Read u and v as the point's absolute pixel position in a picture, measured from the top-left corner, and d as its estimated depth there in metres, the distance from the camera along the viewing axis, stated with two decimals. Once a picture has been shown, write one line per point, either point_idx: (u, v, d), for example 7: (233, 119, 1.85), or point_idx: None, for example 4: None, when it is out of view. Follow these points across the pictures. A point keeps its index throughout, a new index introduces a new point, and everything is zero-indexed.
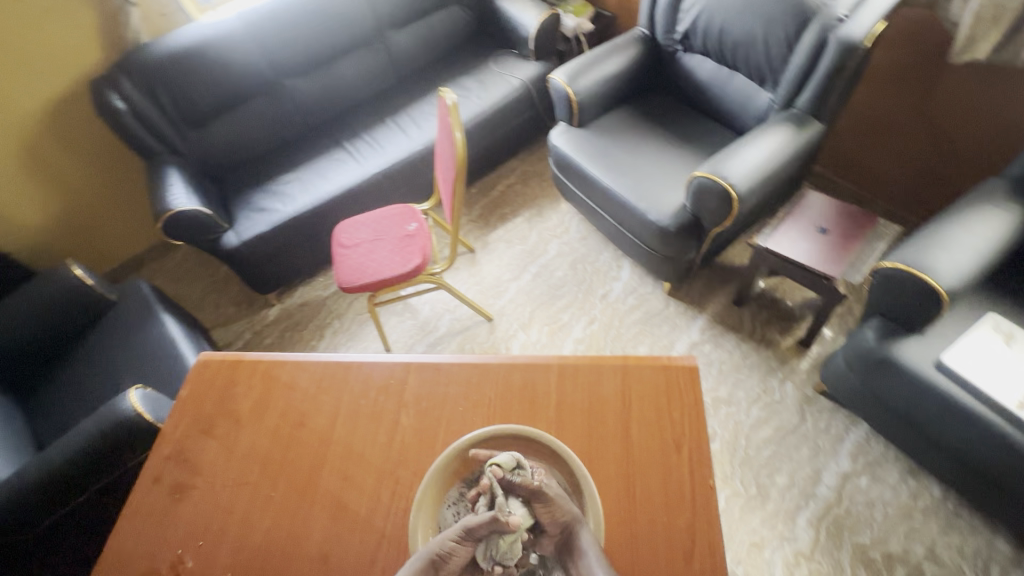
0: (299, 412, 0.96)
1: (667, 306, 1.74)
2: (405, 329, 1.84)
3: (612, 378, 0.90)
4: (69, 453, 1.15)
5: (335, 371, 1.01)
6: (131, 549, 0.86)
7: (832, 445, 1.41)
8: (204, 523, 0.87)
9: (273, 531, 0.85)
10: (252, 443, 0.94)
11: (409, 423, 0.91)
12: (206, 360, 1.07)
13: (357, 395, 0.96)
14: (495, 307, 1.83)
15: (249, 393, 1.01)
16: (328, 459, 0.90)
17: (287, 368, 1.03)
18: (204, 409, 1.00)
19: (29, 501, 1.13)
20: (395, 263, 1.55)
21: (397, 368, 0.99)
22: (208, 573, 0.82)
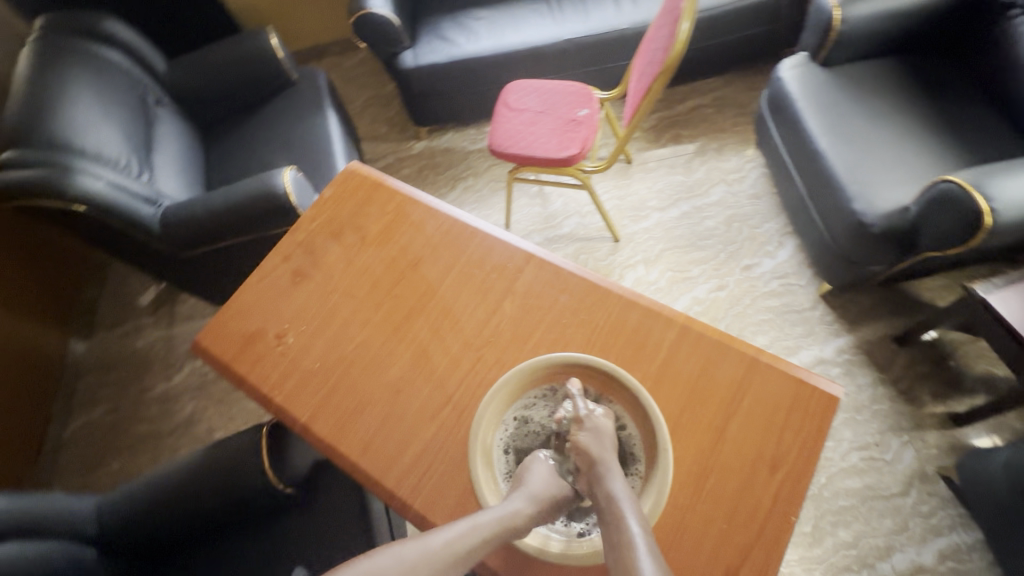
0: (416, 255, 0.98)
1: (813, 308, 1.51)
2: (531, 214, 1.79)
3: (735, 366, 0.80)
4: (228, 204, 1.32)
5: (461, 231, 0.99)
6: (252, 306, 0.98)
7: (923, 533, 1.23)
8: (310, 313, 0.95)
9: (361, 347, 0.91)
10: (368, 263, 0.99)
11: (510, 311, 0.89)
12: (354, 171, 1.10)
13: (473, 263, 0.95)
14: (626, 231, 1.70)
15: (380, 217, 1.04)
16: (427, 309, 0.92)
17: (421, 210, 1.03)
18: (339, 215, 1.05)
19: (189, 228, 1.32)
20: (553, 147, 1.44)
21: (519, 254, 0.95)
22: (301, 355, 0.92)
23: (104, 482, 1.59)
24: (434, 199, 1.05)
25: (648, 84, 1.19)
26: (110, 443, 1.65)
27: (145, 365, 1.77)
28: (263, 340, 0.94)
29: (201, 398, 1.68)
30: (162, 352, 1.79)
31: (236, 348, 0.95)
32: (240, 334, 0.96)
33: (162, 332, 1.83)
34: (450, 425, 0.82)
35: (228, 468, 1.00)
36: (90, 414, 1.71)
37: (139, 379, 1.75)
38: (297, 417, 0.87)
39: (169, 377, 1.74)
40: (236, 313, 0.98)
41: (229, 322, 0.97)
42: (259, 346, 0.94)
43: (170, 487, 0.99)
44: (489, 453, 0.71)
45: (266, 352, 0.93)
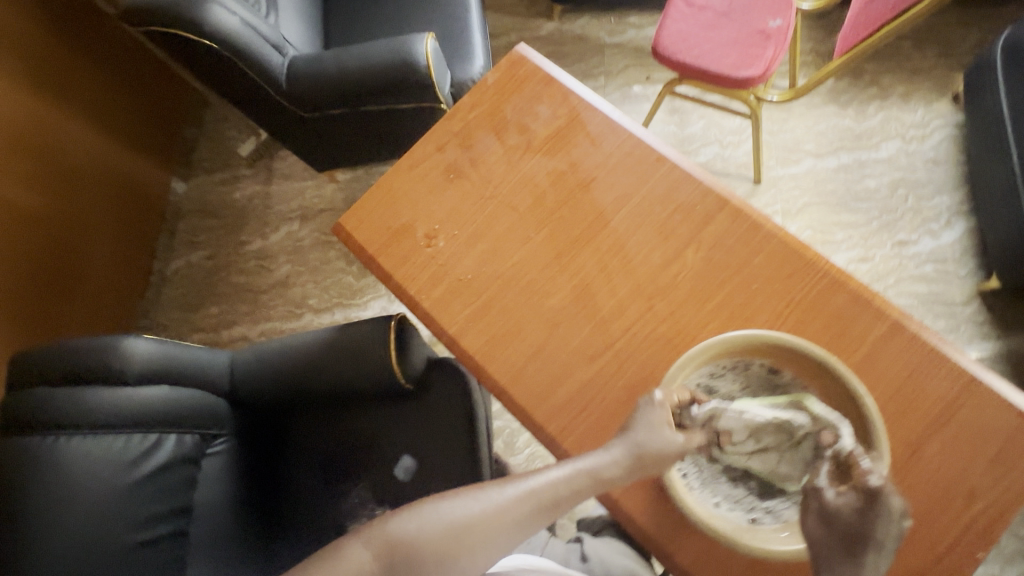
0: (589, 175, 0.86)
1: (966, 304, 1.35)
2: (664, 133, 1.59)
3: (947, 380, 0.70)
4: (361, 67, 1.19)
5: (644, 156, 0.86)
6: (399, 197, 0.90)
7: (1012, 552, 1.20)
8: (464, 219, 0.87)
9: (518, 268, 0.83)
10: (532, 173, 0.88)
11: (690, 261, 0.80)
12: (524, 57, 0.95)
13: (654, 197, 0.83)
14: (771, 173, 1.51)
15: (551, 120, 0.90)
16: (595, 240, 0.83)
17: (599, 121, 0.89)
18: (503, 109, 0.92)
19: (316, 87, 1.21)
20: (731, 63, 1.21)
21: (710, 198, 0.82)
22: (452, 262, 0.86)
23: (203, 322, 1.68)
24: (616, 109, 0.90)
25: (894, 10, 0.95)
26: (208, 287, 1.71)
27: (241, 217, 1.77)
28: (411, 237, 0.88)
29: (296, 263, 1.68)
30: (259, 208, 1.77)
31: (381, 239, 0.89)
32: (387, 225, 0.89)
33: (259, 187, 1.80)
34: (610, 371, 0.76)
35: (352, 351, 1.01)
36: (189, 256, 1.75)
37: (237, 231, 1.76)
38: (444, 327, 0.83)
39: (265, 235, 1.73)
40: (382, 202, 0.91)
41: (373, 210, 0.90)
42: (406, 242, 0.88)
43: (295, 359, 1.01)
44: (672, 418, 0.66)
45: (413, 250, 0.87)
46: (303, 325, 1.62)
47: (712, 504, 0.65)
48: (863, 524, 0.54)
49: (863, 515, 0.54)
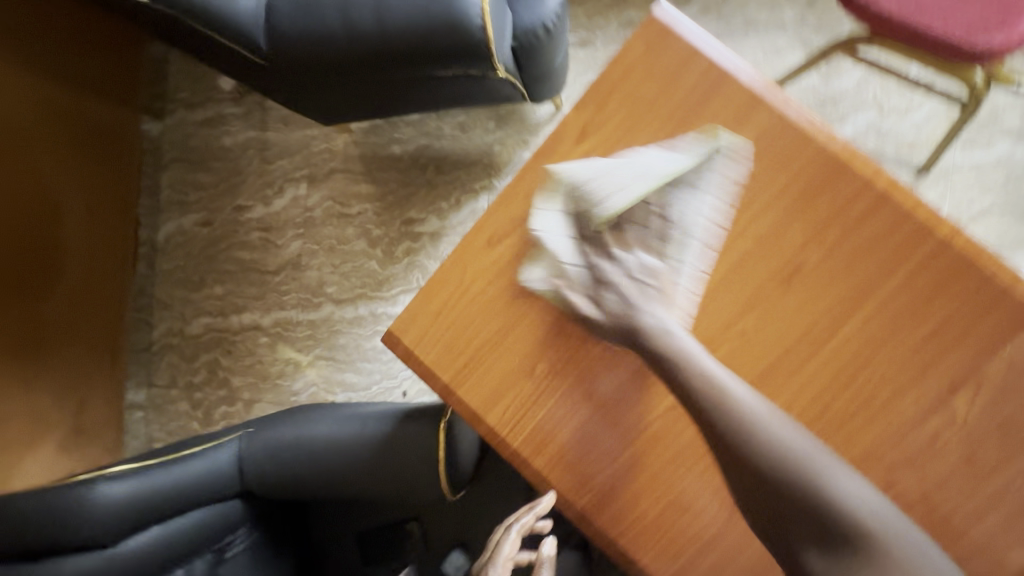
0: (790, 255, 0.53)
1: None
2: (798, 86, 1.13)
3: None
4: (378, 19, 0.77)
5: (892, 240, 0.52)
6: (485, 293, 0.59)
7: None
8: (584, 333, 0.57)
9: (670, 418, 0.56)
10: (701, 251, 0.55)
11: (967, 432, 0.51)
12: (683, 47, 0.55)
13: (885, 287, 0.52)
14: (945, 161, 1.09)
15: (722, 166, 0.54)
16: (802, 368, 0.53)
17: (800, 156, 0.53)
18: (638, 144, 0.56)
19: (310, 48, 0.80)
20: (963, 24, 0.77)
21: (994, 323, 0.50)
22: (574, 410, 0.57)
23: (207, 305, 1.43)
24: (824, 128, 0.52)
25: None
26: (210, 261, 1.44)
27: (236, 172, 1.43)
28: (525, 378, 0.58)
29: (308, 238, 1.38)
30: (256, 162, 1.42)
31: (462, 356, 0.60)
32: (472, 336, 0.59)
33: (253, 132, 1.43)
34: None
35: (396, 457, 0.78)
36: (181, 221, 1.45)
37: (233, 190, 1.43)
38: (573, 494, 0.57)
39: (267, 198, 1.41)
40: (460, 302, 0.60)
41: (447, 311, 0.60)
42: (509, 358, 0.59)
43: (314, 458, 0.79)
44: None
45: (516, 370, 0.58)
46: (323, 318, 1.37)
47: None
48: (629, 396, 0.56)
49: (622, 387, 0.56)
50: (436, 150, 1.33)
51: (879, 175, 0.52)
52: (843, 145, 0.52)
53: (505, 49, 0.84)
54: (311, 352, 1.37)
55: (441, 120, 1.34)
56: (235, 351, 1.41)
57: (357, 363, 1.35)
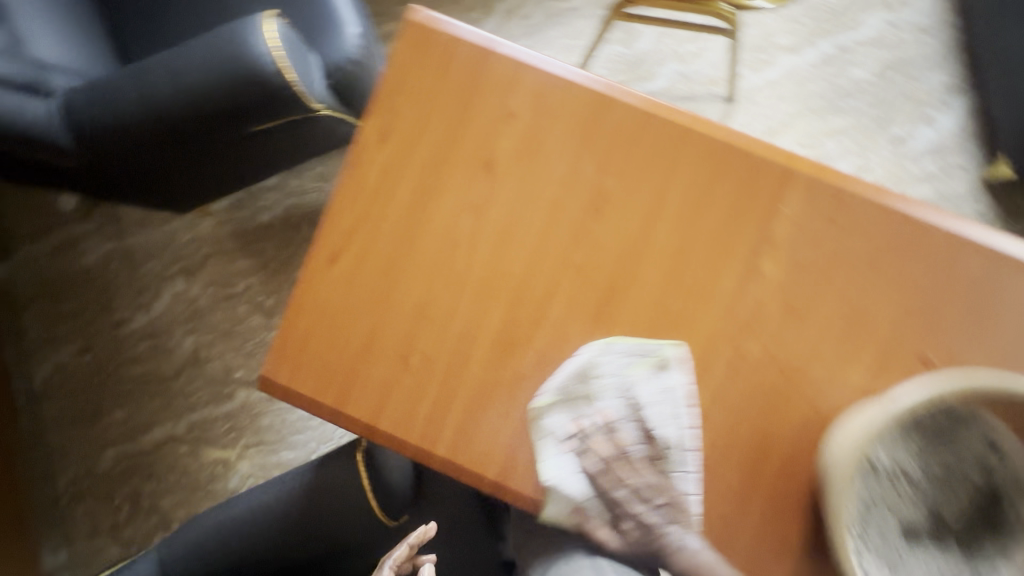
0: (590, 187, 0.59)
1: (970, 195, 1.20)
2: (607, 56, 1.25)
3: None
4: (180, 94, 0.78)
5: (667, 148, 0.59)
6: (341, 310, 0.61)
7: None
8: (442, 314, 0.60)
9: (542, 363, 0.59)
10: (517, 208, 0.59)
11: (780, 288, 0.57)
12: (443, 38, 0.60)
13: (674, 189, 0.58)
14: (746, 85, 1.24)
15: (510, 129, 0.60)
16: (634, 280, 0.58)
17: (568, 102, 0.59)
18: (433, 132, 0.60)
19: (120, 139, 0.79)
20: None
21: (768, 191, 0.58)
22: (456, 387, 0.59)
23: (111, 433, 1.33)
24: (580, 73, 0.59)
25: None
26: (101, 387, 1.34)
27: (104, 289, 1.36)
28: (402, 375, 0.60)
29: (200, 331, 1.33)
30: (123, 273, 1.36)
31: (339, 376, 0.60)
32: (341, 354, 0.60)
33: (111, 244, 1.37)
34: (716, 451, 0.57)
35: (325, 505, 0.76)
36: (58, 357, 1.35)
37: (106, 308, 1.35)
38: (480, 464, 0.59)
39: (146, 305, 1.35)
40: (320, 326, 0.61)
41: (310, 339, 0.61)
42: (382, 363, 0.60)
43: (249, 536, 0.77)
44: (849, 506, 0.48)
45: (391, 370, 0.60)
46: (240, 406, 1.32)
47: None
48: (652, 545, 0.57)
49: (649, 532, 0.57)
50: (305, 206, 1.33)
51: (638, 99, 0.59)
52: (601, 83, 0.60)
53: (320, 89, 0.87)
54: (238, 444, 1.31)
55: (301, 177, 1.35)
56: (155, 471, 1.32)
57: (289, 438, 1.31)
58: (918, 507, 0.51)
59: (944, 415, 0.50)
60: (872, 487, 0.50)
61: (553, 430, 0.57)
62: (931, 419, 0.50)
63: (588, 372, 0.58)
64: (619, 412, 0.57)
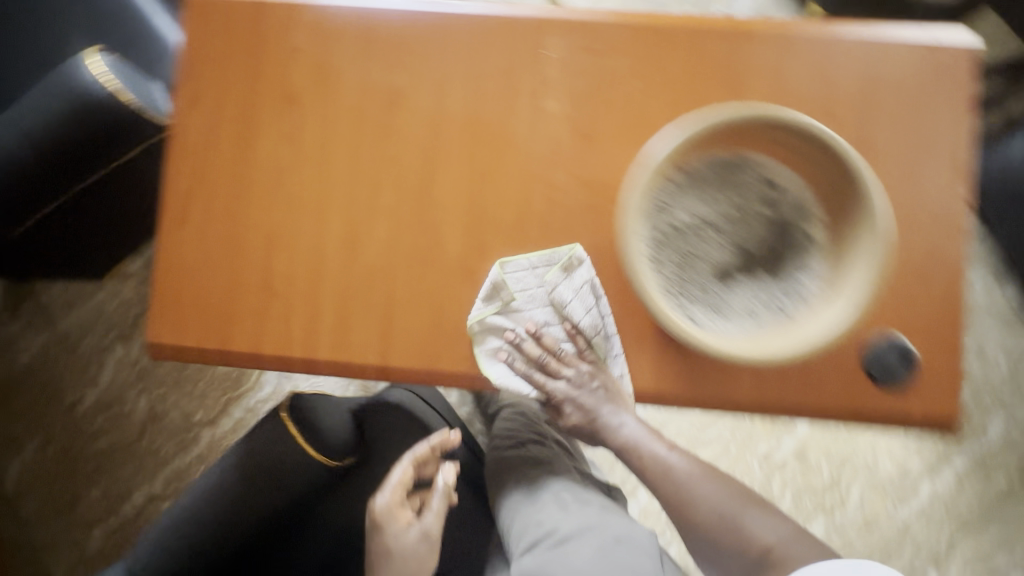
0: (383, 88, 0.66)
1: None
2: None
3: (857, 84, 0.63)
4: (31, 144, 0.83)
5: (437, 34, 0.66)
6: (201, 262, 0.66)
7: None
8: (291, 236, 0.66)
9: (390, 249, 0.65)
10: (325, 125, 0.66)
11: (566, 118, 0.64)
12: (219, 3, 0.67)
13: (452, 66, 0.66)
14: None
15: (300, 61, 0.67)
16: (443, 152, 0.65)
17: (342, 23, 0.67)
18: (235, 84, 0.67)
19: None
20: None
21: (531, 42, 0.65)
22: (322, 295, 0.65)
23: (93, 513, 1.35)
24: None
25: None
26: (72, 472, 1.36)
27: (50, 380, 1.39)
28: (271, 300, 0.65)
29: (151, 388, 1.37)
30: (62, 359, 1.39)
31: (217, 320, 0.65)
32: (213, 300, 0.65)
33: (44, 336, 1.40)
34: None
35: (269, 461, 0.79)
36: (23, 457, 1.37)
37: (56, 396, 1.38)
38: (363, 354, 0.64)
39: (93, 380, 1.38)
40: (187, 282, 0.66)
41: (182, 297, 0.66)
42: (250, 297, 0.65)
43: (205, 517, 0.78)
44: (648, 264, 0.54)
45: (261, 298, 0.65)
46: (209, 445, 1.35)
47: (752, 334, 0.55)
48: (595, 432, 0.66)
49: (587, 421, 0.66)
50: None
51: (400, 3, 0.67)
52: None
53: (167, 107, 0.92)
54: None
55: None
56: None
57: None
58: (722, 246, 0.58)
59: (721, 162, 0.58)
60: (672, 241, 0.58)
61: (495, 367, 0.63)
62: (709, 168, 0.58)
63: (504, 286, 0.62)
64: (537, 318, 0.64)
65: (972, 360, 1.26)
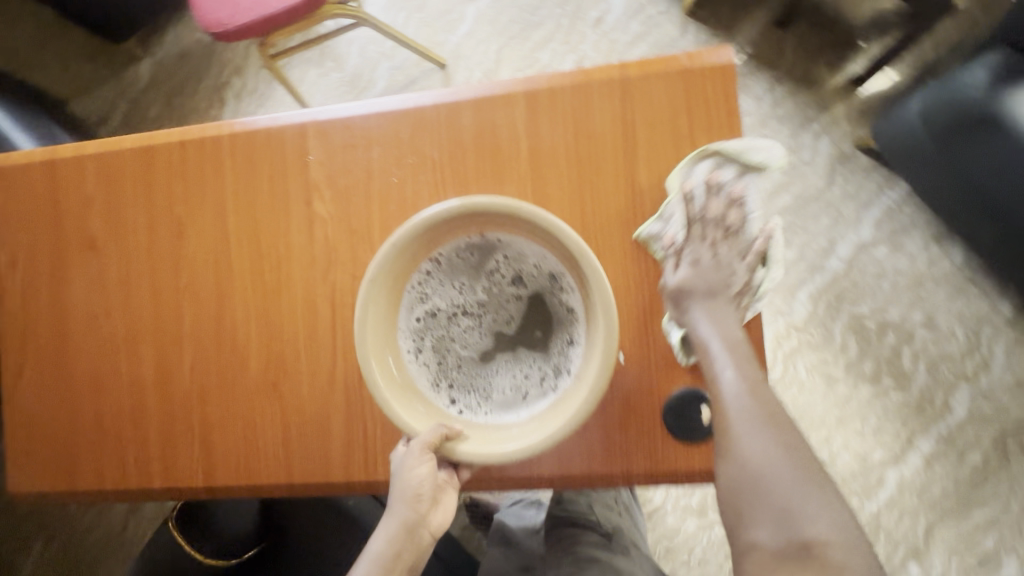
0: (168, 218, 0.68)
1: (684, 34, 1.26)
2: (329, 85, 1.35)
3: (617, 131, 0.61)
4: None
5: (207, 156, 0.68)
6: (43, 411, 0.71)
7: (858, 212, 1.20)
8: (112, 373, 0.69)
9: (199, 371, 0.68)
10: (125, 263, 0.69)
11: (337, 220, 0.65)
12: (15, 166, 0.71)
13: (226, 184, 0.67)
14: (449, 46, 1.32)
15: (92, 206, 0.70)
16: (231, 270, 0.67)
17: (123, 162, 0.69)
18: (43, 239, 0.71)
19: None
20: None
21: (295, 147, 0.66)
22: (146, 425, 0.68)
23: None
24: (122, 136, 0.70)
25: None
26: None
27: None
28: (103, 437, 0.69)
29: None
30: None
31: (63, 462, 0.70)
32: (57, 444, 0.70)
33: None
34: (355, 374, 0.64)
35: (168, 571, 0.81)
36: None
37: None
38: (189, 477, 0.67)
39: None
40: (31, 431, 0.71)
41: (31, 446, 0.71)
42: (86, 437, 0.69)
43: None
44: (394, 370, 0.51)
45: (94, 436, 0.69)
46: None
47: (514, 419, 0.53)
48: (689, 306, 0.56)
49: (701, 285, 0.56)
50: None
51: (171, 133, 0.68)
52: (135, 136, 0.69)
53: None
54: None
55: None
56: None
57: None
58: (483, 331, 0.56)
59: (470, 246, 0.55)
60: (434, 333, 0.56)
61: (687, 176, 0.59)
62: (460, 253, 0.55)
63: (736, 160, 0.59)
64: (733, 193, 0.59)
65: (922, 333, 1.17)
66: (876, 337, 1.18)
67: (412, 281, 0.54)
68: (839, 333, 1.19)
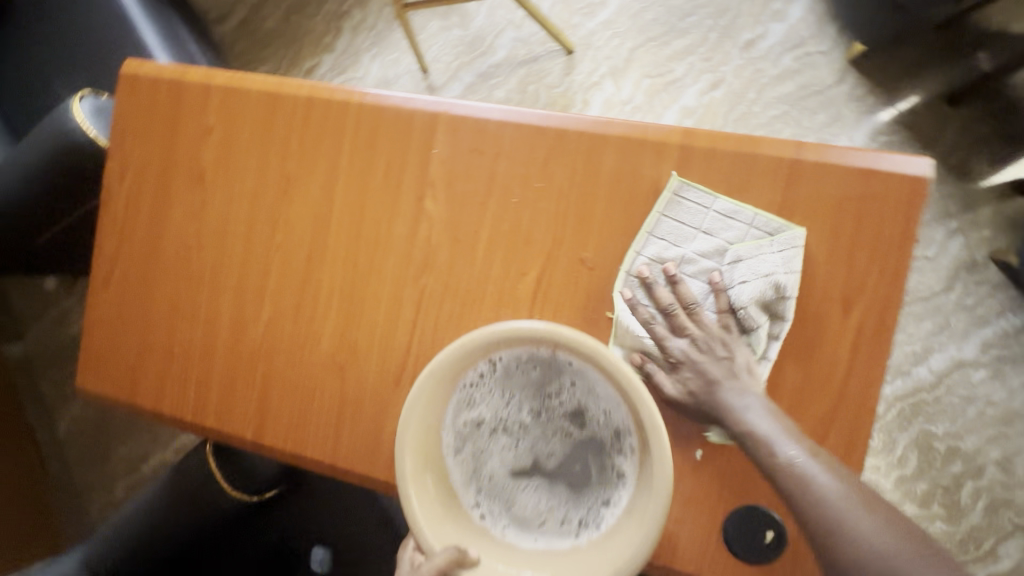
0: (278, 172, 0.67)
1: (838, 84, 1.14)
2: (448, 42, 1.29)
3: (767, 216, 0.55)
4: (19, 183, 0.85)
5: (331, 120, 0.65)
6: (120, 321, 0.73)
7: (967, 327, 1.10)
8: (191, 306, 0.70)
9: (272, 331, 0.67)
10: (228, 205, 0.69)
11: (446, 224, 0.62)
12: (146, 77, 0.70)
13: (343, 154, 0.65)
14: (582, 32, 1.24)
15: (209, 138, 0.69)
16: (327, 242, 0.66)
17: (247, 102, 0.67)
18: (156, 158, 0.71)
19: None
20: None
21: (422, 135, 0.62)
22: (211, 366, 0.69)
23: None
24: (253, 76, 0.67)
25: None
26: None
27: None
28: (169, 364, 0.71)
29: None
30: None
31: (128, 375, 0.72)
32: (127, 357, 0.72)
33: None
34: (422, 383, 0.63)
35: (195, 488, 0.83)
36: None
37: None
38: (239, 429, 0.68)
39: None
40: (105, 337, 0.73)
41: (102, 351, 0.73)
42: (154, 360, 0.71)
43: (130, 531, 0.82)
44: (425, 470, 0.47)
45: (162, 361, 0.71)
46: None
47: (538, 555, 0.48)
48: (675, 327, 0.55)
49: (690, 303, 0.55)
50: None
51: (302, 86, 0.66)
52: (266, 79, 0.67)
53: None
54: None
55: None
56: None
57: None
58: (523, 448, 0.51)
59: (530, 359, 0.50)
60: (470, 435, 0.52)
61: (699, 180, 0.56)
62: (519, 364, 0.51)
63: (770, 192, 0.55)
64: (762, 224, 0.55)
65: (993, 473, 1.08)
66: (942, 462, 1.09)
67: (460, 381, 0.50)
68: (901, 447, 1.09)
